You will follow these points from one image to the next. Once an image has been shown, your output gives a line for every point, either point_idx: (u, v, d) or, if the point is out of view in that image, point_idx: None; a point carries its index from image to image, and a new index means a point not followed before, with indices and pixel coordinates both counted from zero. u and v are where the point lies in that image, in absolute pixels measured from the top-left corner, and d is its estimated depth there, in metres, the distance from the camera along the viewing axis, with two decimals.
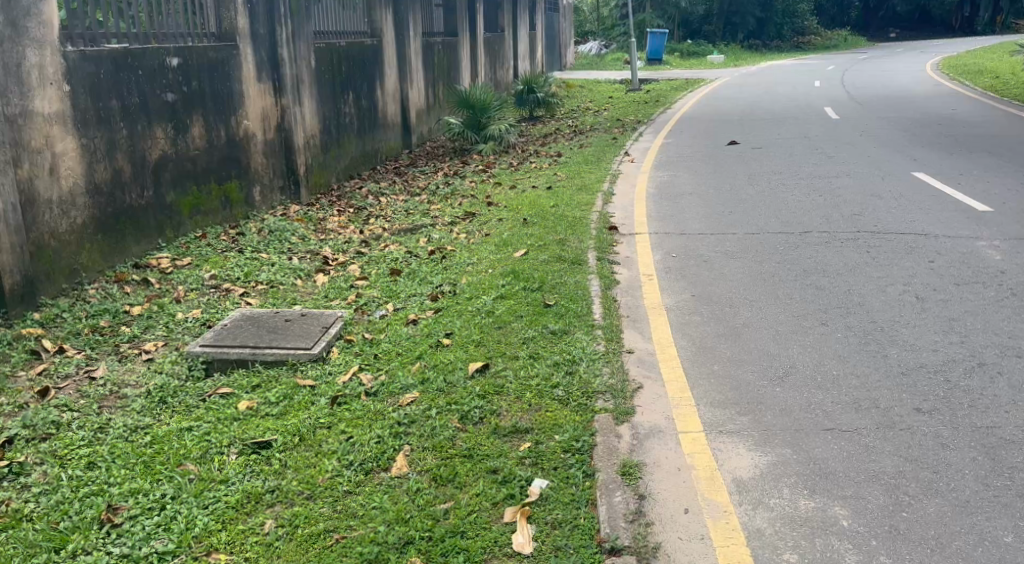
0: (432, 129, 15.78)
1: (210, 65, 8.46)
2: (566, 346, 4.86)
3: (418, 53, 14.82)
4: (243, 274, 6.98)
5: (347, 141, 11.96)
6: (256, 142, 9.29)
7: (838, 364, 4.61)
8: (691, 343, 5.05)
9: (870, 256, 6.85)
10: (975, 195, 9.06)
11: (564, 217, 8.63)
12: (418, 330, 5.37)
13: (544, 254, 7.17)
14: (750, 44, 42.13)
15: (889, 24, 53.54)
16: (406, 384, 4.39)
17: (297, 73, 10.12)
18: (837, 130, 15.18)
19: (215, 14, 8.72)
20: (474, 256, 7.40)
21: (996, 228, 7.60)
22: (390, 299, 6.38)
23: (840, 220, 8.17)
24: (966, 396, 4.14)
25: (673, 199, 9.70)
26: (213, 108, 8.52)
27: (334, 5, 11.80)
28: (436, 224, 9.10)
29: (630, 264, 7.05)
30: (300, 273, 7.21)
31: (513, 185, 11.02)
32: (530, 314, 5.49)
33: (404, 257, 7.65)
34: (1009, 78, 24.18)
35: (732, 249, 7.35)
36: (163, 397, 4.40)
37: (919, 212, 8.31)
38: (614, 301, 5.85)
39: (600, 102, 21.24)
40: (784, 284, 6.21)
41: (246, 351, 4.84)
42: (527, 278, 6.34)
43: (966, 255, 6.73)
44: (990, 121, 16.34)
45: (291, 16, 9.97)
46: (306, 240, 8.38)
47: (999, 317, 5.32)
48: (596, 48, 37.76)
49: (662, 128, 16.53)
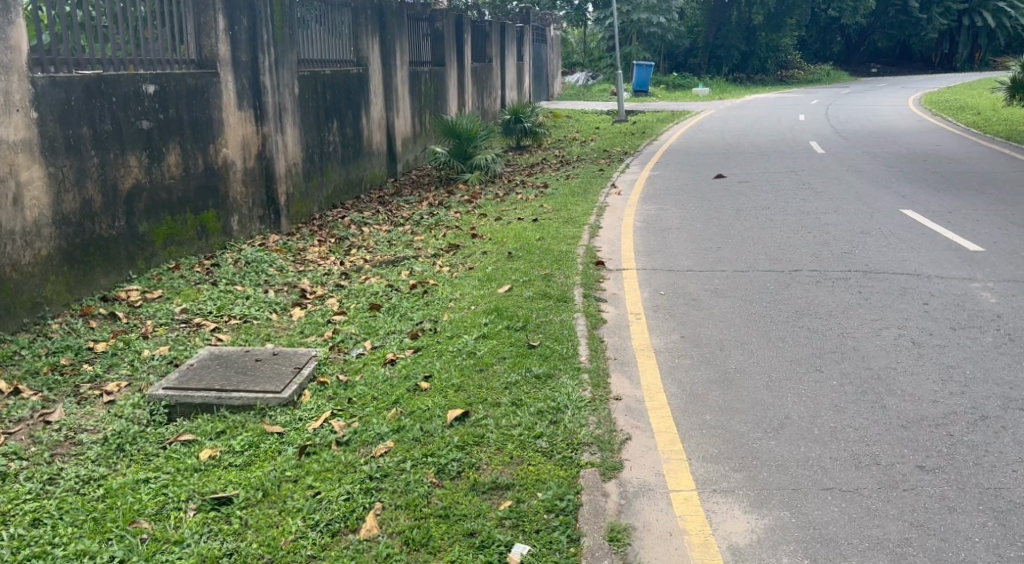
0: (418, 157, 15.60)
1: (189, 92, 8.26)
2: (551, 392, 4.63)
3: (404, 81, 14.67)
4: (216, 308, 6.74)
5: (330, 170, 11.75)
6: (234, 171, 9.07)
7: (835, 415, 4.42)
8: (679, 389, 4.85)
9: (863, 297, 6.69)
10: (965, 234, 8.96)
11: (549, 251, 8.44)
12: (396, 371, 5.13)
13: (529, 290, 6.96)
14: (735, 77, 42.45)
15: (872, 58, 54.18)
16: (380, 432, 4.16)
17: (279, 100, 9.93)
18: (823, 165, 15.14)
19: (195, 42, 8.54)
20: (457, 291, 7.19)
21: (989, 268, 7.48)
22: (368, 335, 6.15)
23: (830, 258, 8.03)
24: (970, 454, 3.98)
25: (660, 234, 9.53)
26: (190, 136, 8.30)
27: (320, 32, 11.65)
28: (418, 256, 8.89)
29: (617, 301, 6.85)
30: (276, 307, 6.98)
31: (499, 216, 10.83)
32: (514, 355, 5.27)
33: (385, 291, 7.43)
34: (991, 114, 24.37)
35: (722, 288, 7.17)
36: (120, 444, 4.17)
37: (910, 251, 8.18)
38: (601, 343, 5.64)
39: (587, 132, 21.20)
40: (775, 325, 6.04)
41: (211, 395, 4.60)
42: (511, 316, 6.12)
43: (961, 297, 6.59)
44: (975, 157, 16.37)
45: (274, 43, 9.79)
46: (284, 272, 8.14)
47: (999, 364, 5.16)
48: (582, 79, 37.99)
49: (649, 160, 16.45)
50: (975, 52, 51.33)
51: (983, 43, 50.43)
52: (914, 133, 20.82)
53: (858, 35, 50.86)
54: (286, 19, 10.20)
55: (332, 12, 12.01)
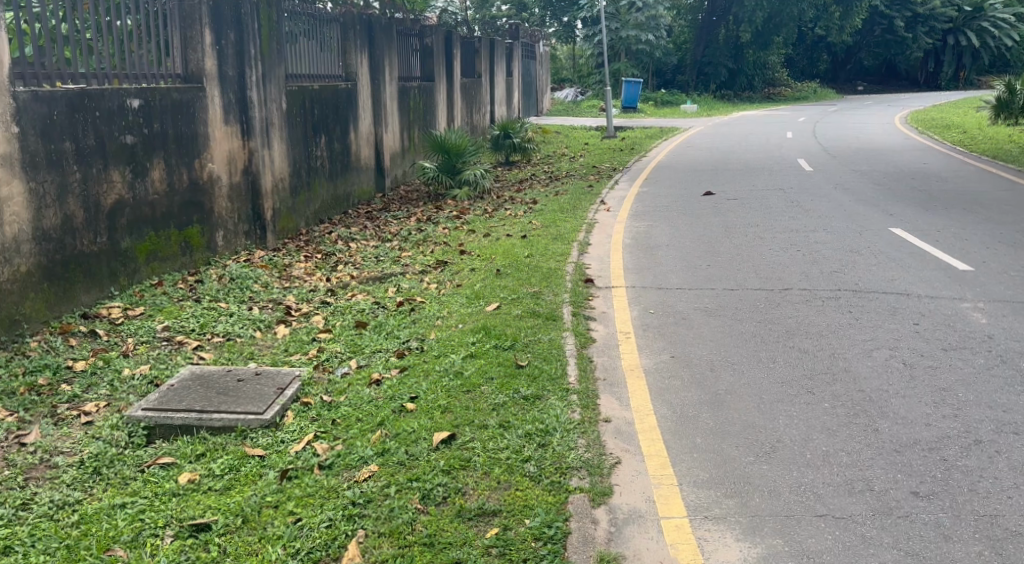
0: (406, 172, 15.54)
1: (174, 107, 8.18)
2: (540, 414, 4.54)
3: (393, 96, 14.63)
4: (199, 325, 6.64)
5: (317, 185, 11.67)
6: (220, 186, 8.98)
7: (827, 439, 4.37)
8: (669, 410, 4.79)
9: (853, 316, 6.66)
10: (954, 253, 8.96)
11: (538, 268, 8.38)
12: (381, 391, 5.04)
13: (518, 308, 6.89)
14: (723, 95, 42.67)
15: (857, 76, 54.62)
16: (364, 455, 4.07)
17: (266, 115, 9.85)
18: (811, 183, 15.17)
19: (181, 57, 8.47)
20: (445, 309, 7.11)
21: (979, 288, 7.46)
22: (354, 354, 6.05)
23: (820, 276, 8.00)
24: (964, 479, 3.95)
25: (650, 251, 9.49)
26: (176, 150, 8.22)
27: (308, 47, 11.60)
28: (406, 272, 8.80)
29: (607, 320, 6.79)
30: (260, 324, 6.88)
31: (487, 232, 10.77)
32: (502, 375, 5.19)
33: (371, 308, 7.34)
34: (977, 133, 24.53)
35: (712, 306, 7.12)
36: (97, 467, 4.09)
37: (899, 271, 8.16)
38: (590, 363, 5.56)
39: (576, 148, 21.20)
40: (766, 345, 5.99)
41: (192, 416, 4.53)
42: (499, 335, 6.04)
43: (951, 317, 6.57)
44: (961, 176, 16.43)
45: (262, 57, 9.73)
46: (269, 288, 8.04)
47: (991, 387, 5.12)
48: (571, 95, 38.11)
49: (638, 176, 16.43)
50: (958, 71, 51.92)
51: (967, 62, 50.94)
52: (900, 152, 20.91)
53: (844, 54, 51.27)
54: (274, 34, 10.14)
55: (321, 27, 11.97)
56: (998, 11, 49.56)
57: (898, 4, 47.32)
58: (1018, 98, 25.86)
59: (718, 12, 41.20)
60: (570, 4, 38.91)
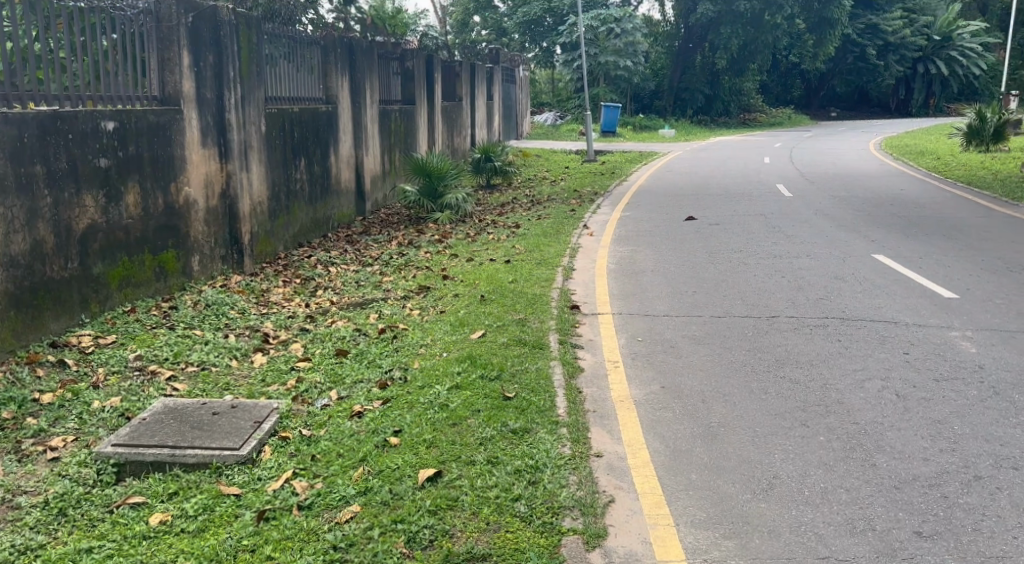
0: (386, 196, 15.38)
1: (150, 129, 8.00)
2: (529, 449, 4.39)
3: (374, 119, 14.50)
4: (173, 354, 6.44)
5: (296, 209, 11.49)
6: (197, 210, 8.78)
7: (825, 475, 4.26)
8: (662, 444, 4.66)
9: (843, 345, 6.57)
10: (938, 280, 8.92)
11: (523, 294, 8.24)
12: (363, 425, 4.85)
13: (503, 336, 6.74)
14: (699, 121, 42.98)
15: (831, 102, 55.26)
16: (345, 494, 3.91)
17: (245, 138, 9.68)
18: (791, 208, 15.17)
19: (158, 79, 8.31)
20: (428, 337, 6.94)
21: (966, 316, 7.40)
22: (334, 385, 5.86)
23: (806, 304, 7.92)
24: (967, 518, 3.85)
25: (634, 277, 9.38)
26: (151, 174, 8.02)
27: (288, 69, 11.46)
28: (387, 298, 8.62)
29: (594, 348, 6.65)
30: (236, 353, 6.67)
31: (470, 257, 10.62)
32: (490, 407, 5.03)
33: (352, 335, 7.16)
34: (950, 159, 24.78)
35: (700, 334, 7.00)
36: (63, 508, 3.93)
37: (885, 298, 8.09)
38: (579, 394, 5.41)
39: (557, 172, 21.14)
40: (757, 375, 5.88)
41: (164, 453, 4.37)
42: (485, 365, 5.88)
43: (940, 346, 6.49)
44: (938, 202, 16.52)
45: (241, 79, 9.57)
46: (246, 315, 7.84)
47: (987, 419, 5.03)
48: (550, 119, 38.18)
49: (619, 200, 16.37)
50: (928, 98, 52.73)
51: (937, 89, 51.72)
52: (877, 177, 21.04)
53: (817, 80, 51.89)
54: (253, 56, 10.01)
55: (301, 50, 11.84)
56: (966, 39, 50.38)
57: (869, 32, 47.95)
58: (988, 125, 26.06)
59: (695, 39, 41.51)
60: (549, 29, 38.47)
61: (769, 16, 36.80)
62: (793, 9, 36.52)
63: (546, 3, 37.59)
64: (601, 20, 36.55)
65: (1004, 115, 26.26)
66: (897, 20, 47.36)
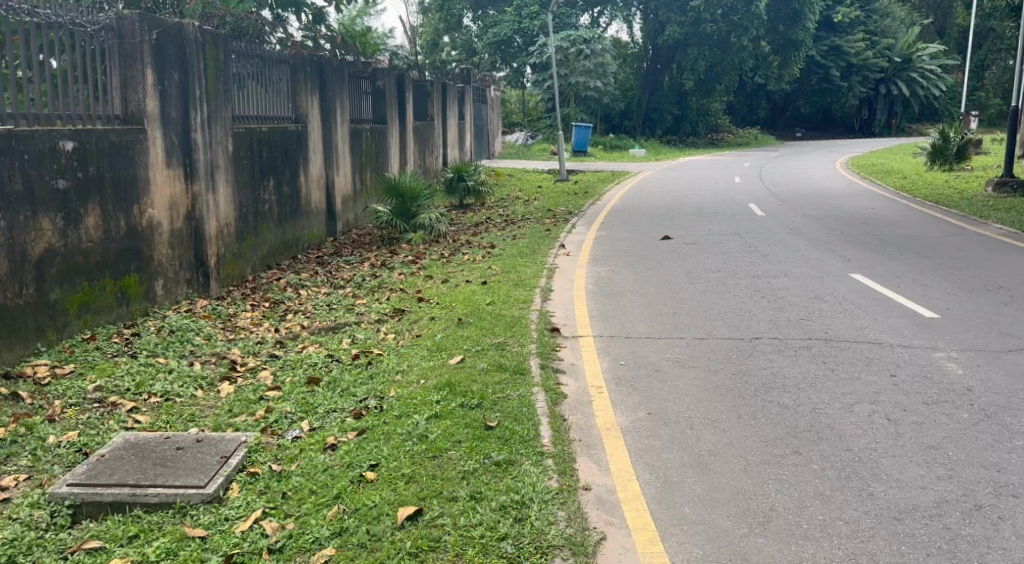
0: (358, 216, 15.15)
1: (112, 149, 7.74)
2: (514, 483, 4.21)
3: (345, 139, 14.29)
4: (135, 385, 6.28)
5: (265, 230, 11.22)
6: (161, 232, 8.51)
7: (822, 506, 4.12)
8: (652, 474, 4.51)
9: (830, 367, 6.44)
10: (918, 299, 8.83)
11: (501, 317, 8.05)
12: (338, 459, 4.64)
13: (482, 361, 6.54)
14: (669, 141, 43.23)
15: (796, 123, 55.84)
16: (318, 536, 3.74)
17: (211, 158, 9.45)
18: (766, 227, 15.14)
19: (120, 98, 8.06)
20: (404, 363, 6.71)
21: (950, 337, 7.30)
22: (305, 415, 5.64)
23: (788, 324, 7.79)
24: (972, 550, 3.71)
25: (612, 298, 9.23)
26: (113, 196, 7.77)
27: (257, 88, 11.24)
28: (360, 322, 8.39)
29: (576, 373, 6.46)
30: (202, 383, 6.52)
31: (445, 278, 10.40)
32: (470, 437, 4.83)
33: (324, 361, 6.94)
34: (916, 178, 25.01)
35: (683, 356, 6.86)
36: (12, 556, 3.77)
37: (866, 318, 7.99)
38: (564, 423, 5.22)
39: (530, 191, 21.03)
40: (744, 399, 5.73)
41: (124, 492, 4.17)
42: (465, 393, 5.65)
43: (927, 368, 6.37)
44: (910, 221, 16.57)
45: (207, 98, 9.36)
46: (212, 341, 7.62)
47: (981, 444, 4.90)
48: (522, 139, 38.26)
49: (594, 220, 16.25)
50: (891, 118, 53.57)
51: (899, 110, 52.51)
52: (847, 196, 21.14)
53: (783, 100, 52.48)
54: (220, 74, 9.79)
55: (270, 70, 11.65)
56: (925, 61, 51.29)
57: (833, 54, 48.53)
58: (951, 144, 26.50)
59: (663, 60, 41.76)
60: (519, 50, 38.42)
61: (735, 38, 37.06)
62: (758, 31, 36.84)
63: (515, 23, 37.49)
64: (571, 41, 36.60)
65: (966, 135, 26.77)
66: (859, 42, 48.05)
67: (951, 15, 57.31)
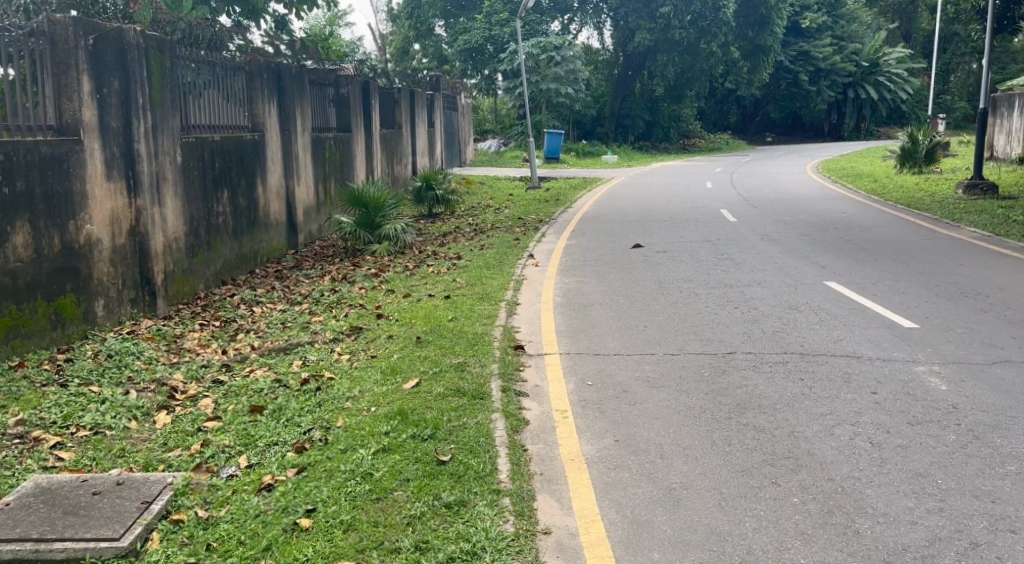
0: (321, 227, 14.69)
1: (43, 162, 7.42)
2: (465, 527, 4.01)
3: (306, 148, 13.85)
4: (62, 417, 6.18)
5: (219, 244, 10.75)
6: (101, 250, 8.14)
7: (804, 548, 3.81)
8: (618, 513, 4.21)
9: (807, 384, 6.08)
10: (895, 308, 8.51)
11: (463, 333, 7.66)
12: (272, 503, 4.52)
13: (439, 384, 6.17)
14: (640, 147, 43.12)
15: (767, 128, 55.96)
16: None
17: (157, 170, 9.04)
18: (738, 234, 14.85)
19: (54, 105, 7.75)
20: (355, 388, 6.37)
21: (931, 348, 6.96)
22: (245, 449, 5.54)
23: (763, 338, 7.43)
24: None
25: (581, 311, 8.86)
26: (46, 212, 7.47)
27: (211, 95, 10.81)
28: (315, 342, 7.98)
29: (540, 395, 6.07)
30: (137, 413, 6.39)
31: (407, 292, 9.99)
32: (420, 475, 4.60)
33: (271, 387, 6.70)
34: (887, 181, 24.94)
35: (653, 375, 6.48)
36: None
37: (843, 330, 7.64)
38: (525, 454, 4.94)
39: (501, 199, 20.63)
40: (717, 422, 5.36)
41: (26, 548, 4.10)
42: (418, 422, 5.36)
43: (909, 384, 6.02)
44: (884, 225, 16.34)
45: (152, 107, 8.97)
46: (153, 366, 7.41)
47: (971, 469, 4.56)
48: (494, 146, 38.22)
49: (565, 228, 15.88)
50: (859, 122, 53.95)
51: (867, 113, 52.78)
52: (820, 201, 20.95)
53: (753, 105, 52.63)
54: (166, 81, 9.34)
55: (226, 78, 11.25)
56: (892, 65, 51.61)
57: (801, 59, 49.08)
58: (920, 147, 26.50)
59: (633, 67, 41.61)
60: (489, 57, 38.04)
61: (704, 44, 37.01)
62: (727, 36, 36.84)
63: (485, 31, 37.10)
64: (541, 47, 36.27)
65: (934, 137, 26.79)
66: (827, 47, 48.29)
67: (916, 20, 57.74)
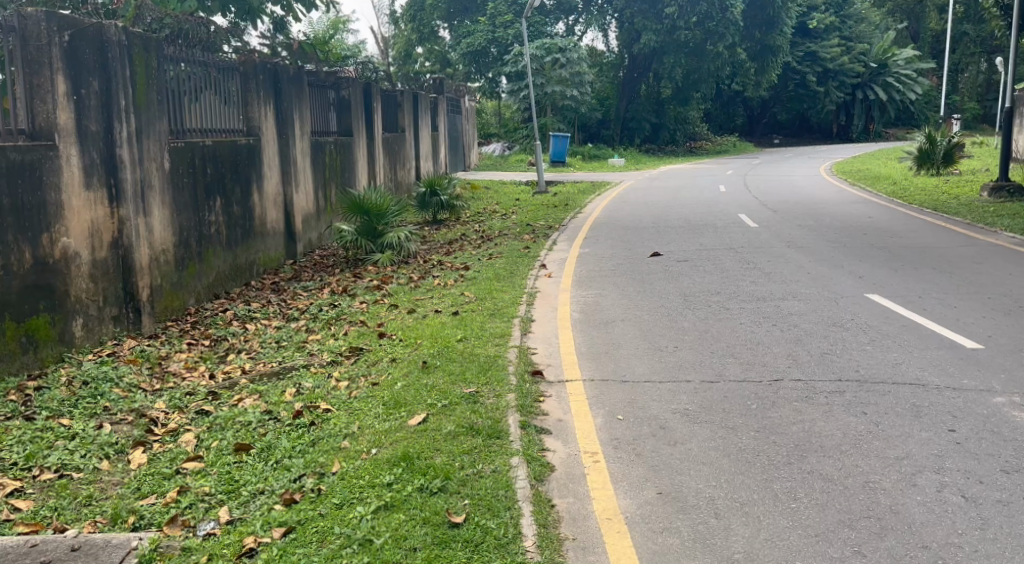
0: (320, 235, 13.91)
1: (12, 169, 6.69)
2: None
3: (305, 152, 13.08)
4: (24, 457, 5.43)
5: (210, 255, 9.99)
6: (79, 264, 7.40)
7: None
8: None
9: (873, 420, 5.29)
10: (951, 325, 7.70)
11: (474, 356, 6.88)
12: None
13: (449, 420, 5.40)
14: (648, 150, 42.36)
15: (776, 129, 55.03)
16: None
17: (142, 177, 8.30)
18: (761, 240, 14.06)
19: (26, 109, 7.02)
20: (353, 423, 5.61)
21: (1005, 374, 6.17)
22: (227, 498, 4.78)
23: (811, 362, 6.65)
24: None
25: (603, 329, 8.07)
26: (15, 224, 6.73)
27: (202, 95, 10.05)
28: (310, 365, 7.20)
29: (564, 433, 5.29)
30: (109, 451, 5.63)
31: (411, 308, 9.21)
32: (429, 542, 3.84)
33: (261, 420, 5.94)
34: (908, 183, 24.08)
35: (692, 406, 5.71)
36: None
37: (899, 351, 6.86)
38: (554, 514, 4.17)
39: (508, 205, 19.85)
40: (775, 470, 4.58)
41: None
42: (425, 470, 4.60)
43: (991, 420, 5.22)
44: (914, 230, 15.53)
45: (136, 107, 8.22)
46: (133, 394, 6.65)
47: None
48: (499, 150, 37.63)
49: (577, 235, 15.10)
50: (868, 123, 53.12)
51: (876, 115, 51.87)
52: (840, 205, 20.11)
53: (760, 108, 51.86)
54: (153, 82, 8.61)
55: (221, 78, 10.50)
56: (900, 65, 50.73)
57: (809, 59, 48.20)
58: (938, 147, 25.59)
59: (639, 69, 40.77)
60: (494, 60, 37.07)
61: (711, 45, 36.10)
62: (734, 38, 35.92)
63: (489, 34, 36.39)
64: (547, 49, 35.45)
65: (951, 138, 25.90)
66: (835, 48, 47.40)
67: (924, 19, 56.72)
